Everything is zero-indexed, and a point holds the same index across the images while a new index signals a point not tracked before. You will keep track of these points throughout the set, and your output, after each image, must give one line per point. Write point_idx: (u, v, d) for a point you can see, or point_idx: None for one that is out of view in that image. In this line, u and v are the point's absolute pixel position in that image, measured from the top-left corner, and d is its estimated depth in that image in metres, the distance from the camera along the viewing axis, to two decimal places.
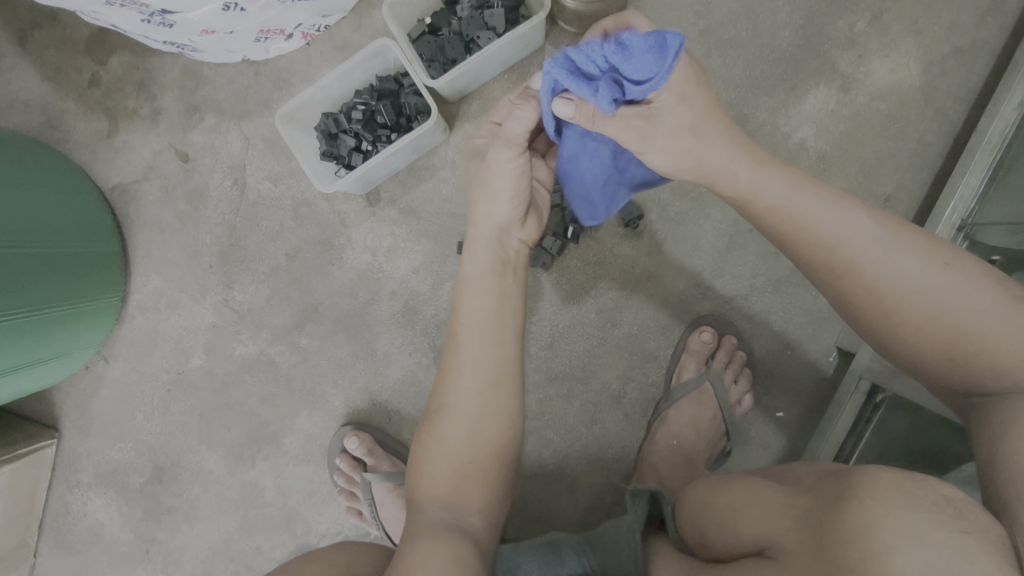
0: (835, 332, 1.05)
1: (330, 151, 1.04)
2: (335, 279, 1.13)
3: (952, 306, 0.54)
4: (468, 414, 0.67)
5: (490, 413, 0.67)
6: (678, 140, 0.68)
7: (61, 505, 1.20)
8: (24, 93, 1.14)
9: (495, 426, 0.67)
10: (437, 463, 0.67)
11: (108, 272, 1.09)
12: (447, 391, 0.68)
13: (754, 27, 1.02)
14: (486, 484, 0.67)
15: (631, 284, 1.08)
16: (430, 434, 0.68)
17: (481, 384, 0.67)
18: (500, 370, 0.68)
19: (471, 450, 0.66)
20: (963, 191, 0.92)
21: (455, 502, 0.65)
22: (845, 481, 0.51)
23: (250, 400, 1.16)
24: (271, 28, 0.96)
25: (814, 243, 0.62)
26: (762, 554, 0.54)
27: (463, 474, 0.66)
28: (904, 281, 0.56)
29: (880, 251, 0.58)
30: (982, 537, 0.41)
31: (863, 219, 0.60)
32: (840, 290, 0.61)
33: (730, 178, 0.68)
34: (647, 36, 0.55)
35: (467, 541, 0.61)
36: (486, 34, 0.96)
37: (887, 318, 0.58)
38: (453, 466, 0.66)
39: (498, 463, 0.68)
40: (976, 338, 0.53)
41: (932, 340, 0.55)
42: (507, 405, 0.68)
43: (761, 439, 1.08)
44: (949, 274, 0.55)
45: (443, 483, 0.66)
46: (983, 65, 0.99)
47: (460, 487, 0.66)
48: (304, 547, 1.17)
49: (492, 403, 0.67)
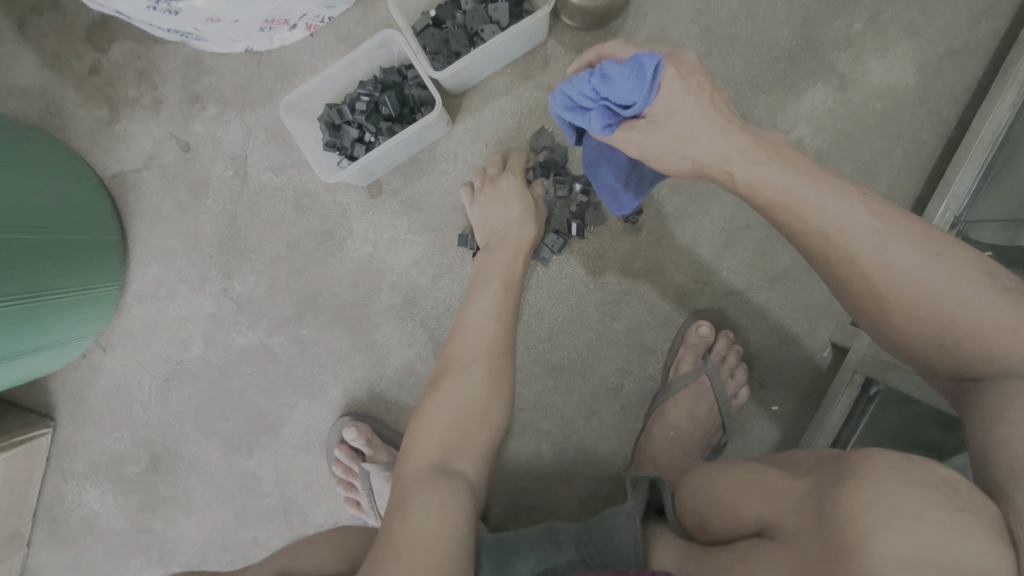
0: (830, 327, 1.07)
1: (333, 142, 1.04)
2: (335, 270, 1.13)
3: (941, 296, 0.56)
4: (483, 368, 0.77)
5: (501, 374, 0.78)
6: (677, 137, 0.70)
7: (56, 495, 1.20)
8: (24, 80, 1.14)
9: (502, 383, 0.77)
10: (451, 409, 0.73)
11: (107, 260, 1.09)
12: (461, 352, 0.79)
13: (754, 26, 1.04)
14: (480, 441, 0.73)
15: (630, 278, 1.09)
16: (449, 385, 0.76)
17: (492, 345, 0.79)
18: (505, 338, 0.81)
19: (485, 399, 0.75)
20: (956, 189, 0.94)
21: (456, 443, 0.71)
22: (844, 464, 0.52)
23: (248, 391, 1.16)
24: (275, 18, 0.96)
25: (813, 233, 0.64)
26: (762, 535, 0.55)
27: (471, 418, 0.73)
28: (895, 270, 0.58)
29: (874, 242, 0.60)
30: (978, 516, 0.42)
31: (860, 212, 0.61)
32: (837, 276, 0.63)
33: (730, 170, 0.70)
34: (627, 65, 0.64)
35: (456, 487, 0.66)
36: (490, 27, 0.97)
37: (881, 305, 0.60)
38: (464, 414, 0.73)
39: (495, 417, 0.75)
40: (963, 325, 0.55)
41: (923, 327, 0.57)
42: (507, 369, 0.79)
43: (756, 432, 1.09)
44: (937, 266, 0.57)
45: (449, 436, 0.72)
46: (977, 67, 1.01)
47: (464, 437, 0.72)
48: (301, 537, 1.18)
49: (501, 364, 0.78)
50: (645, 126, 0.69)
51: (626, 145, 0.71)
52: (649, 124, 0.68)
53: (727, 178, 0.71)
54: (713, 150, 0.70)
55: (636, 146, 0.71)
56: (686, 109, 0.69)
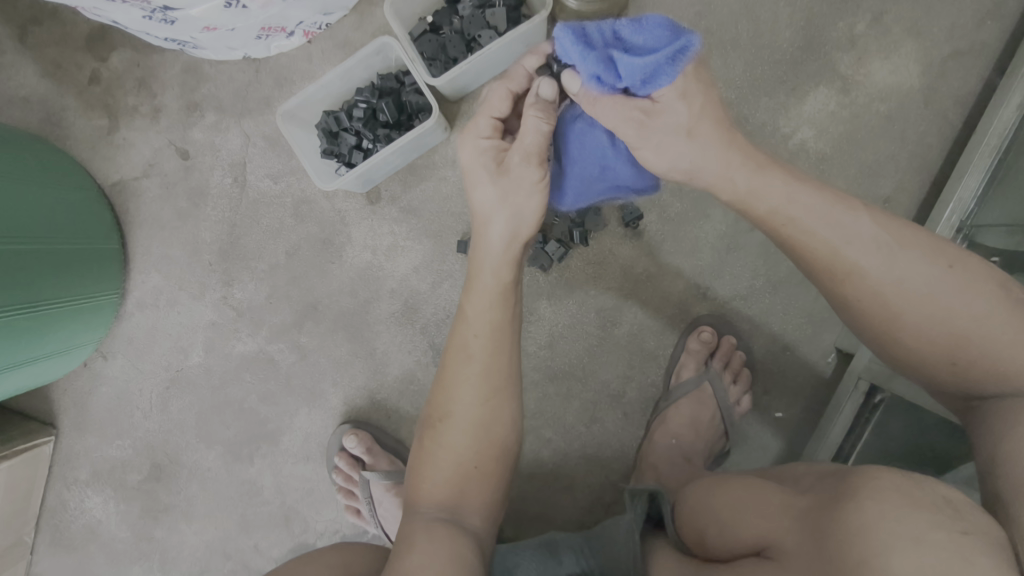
0: (834, 333, 1.05)
1: (330, 149, 1.03)
2: (335, 277, 1.13)
3: (952, 313, 0.55)
4: (472, 420, 0.69)
5: (494, 419, 0.70)
6: (672, 143, 0.66)
7: (58, 503, 1.20)
8: (24, 89, 1.14)
9: (499, 429, 0.70)
10: (442, 466, 0.68)
11: (108, 269, 1.09)
12: (451, 396, 0.70)
13: (755, 28, 1.02)
14: (483, 484, 0.69)
15: (631, 285, 1.08)
16: (438, 442, 0.69)
17: (484, 395, 0.69)
18: (502, 378, 0.71)
19: (477, 454, 0.68)
20: (962, 193, 0.93)
21: (454, 499, 0.67)
22: (843, 482, 0.51)
23: (249, 399, 1.16)
24: (272, 26, 0.96)
25: (819, 248, 0.61)
26: (759, 555, 0.54)
27: (464, 475, 0.68)
28: (907, 285, 0.57)
29: (882, 256, 0.58)
30: (982, 538, 0.41)
31: (866, 226, 0.60)
32: (842, 294, 0.61)
33: (727, 183, 0.67)
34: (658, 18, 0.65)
35: (461, 538, 0.63)
36: (487, 33, 0.96)
37: (889, 324, 0.58)
38: (458, 472, 0.68)
39: (497, 464, 0.69)
40: (977, 343, 0.54)
41: (932, 344, 0.56)
42: (506, 411, 0.71)
43: (759, 439, 1.08)
44: (949, 280, 0.56)
45: (444, 486, 0.67)
46: (983, 68, 1.00)
47: (461, 489, 0.67)
48: (302, 545, 1.17)
49: (497, 409, 0.70)
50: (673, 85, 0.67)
51: (622, 131, 0.67)
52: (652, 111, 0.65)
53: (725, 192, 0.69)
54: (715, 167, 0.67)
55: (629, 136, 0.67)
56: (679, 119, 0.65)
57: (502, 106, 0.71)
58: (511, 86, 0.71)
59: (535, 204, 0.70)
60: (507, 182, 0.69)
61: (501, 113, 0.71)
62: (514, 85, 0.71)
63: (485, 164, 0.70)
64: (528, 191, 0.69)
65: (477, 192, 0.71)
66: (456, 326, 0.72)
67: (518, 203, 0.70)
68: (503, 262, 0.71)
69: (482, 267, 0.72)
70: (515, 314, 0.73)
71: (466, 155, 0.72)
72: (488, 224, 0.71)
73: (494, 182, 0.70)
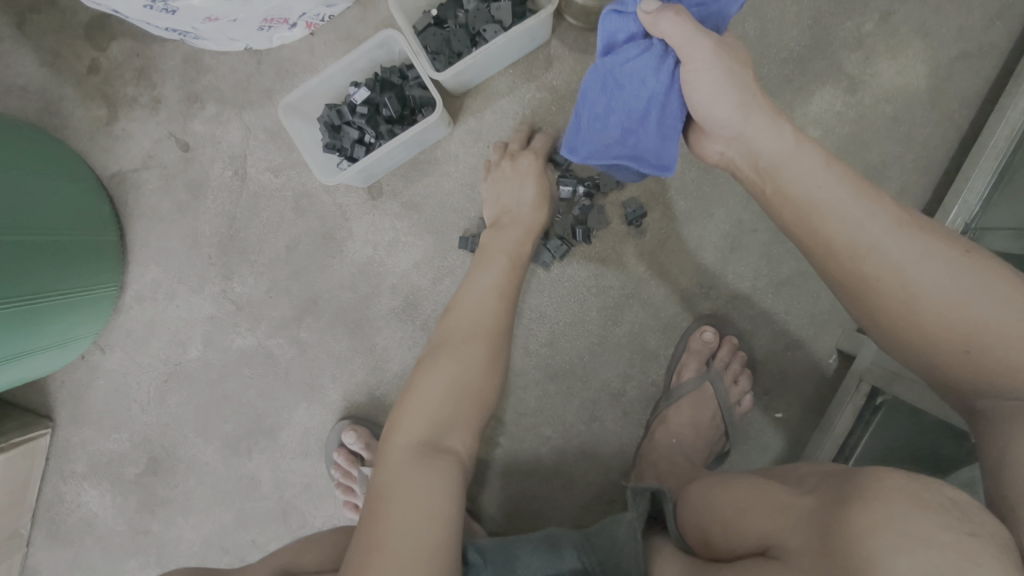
0: (836, 334, 1.05)
1: (333, 143, 1.02)
2: (335, 272, 1.12)
3: (970, 295, 0.54)
4: (477, 352, 0.75)
5: (493, 354, 0.76)
6: (739, 73, 0.68)
7: (54, 495, 1.19)
8: (22, 78, 1.13)
9: (495, 365, 0.76)
10: (436, 389, 0.71)
11: (106, 261, 1.08)
12: (452, 337, 0.77)
13: (762, 26, 1.02)
14: (472, 407, 0.72)
15: (633, 282, 1.08)
16: (436, 364, 0.74)
17: (479, 330, 0.77)
18: (498, 320, 0.80)
19: (477, 371, 0.74)
20: (967, 195, 0.92)
21: (446, 420, 0.70)
22: (849, 483, 0.51)
23: (248, 393, 1.15)
24: (275, 17, 0.95)
25: (841, 218, 0.61)
26: (764, 555, 0.54)
27: (464, 395, 0.72)
28: (928, 264, 0.56)
29: (900, 235, 0.59)
30: (989, 541, 0.41)
31: (885, 206, 0.61)
32: (859, 272, 0.60)
33: (775, 137, 0.68)
34: None
35: (450, 462, 0.66)
36: (492, 27, 0.95)
37: (909, 307, 0.57)
38: (448, 395, 0.71)
39: (490, 392, 0.74)
40: (993, 332, 0.52)
41: (949, 334, 0.55)
42: (497, 348, 0.77)
43: (759, 440, 1.08)
44: (968, 264, 0.56)
45: (440, 403, 0.70)
46: (990, 70, 0.99)
47: (452, 414, 0.70)
48: (300, 540, 1.17)
49: (494, 350, 0.77)
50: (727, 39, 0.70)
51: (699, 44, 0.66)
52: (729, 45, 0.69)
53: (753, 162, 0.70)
54: (755, 127, 0.68)
55: (711, 48, 0.66)
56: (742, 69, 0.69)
57: None
58: None
59: None
60: None
61: None
62: None
63: None
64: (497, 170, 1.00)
65: None
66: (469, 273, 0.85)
67: None
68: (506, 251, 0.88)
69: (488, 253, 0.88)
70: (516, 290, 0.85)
71: None
72: None
73: None
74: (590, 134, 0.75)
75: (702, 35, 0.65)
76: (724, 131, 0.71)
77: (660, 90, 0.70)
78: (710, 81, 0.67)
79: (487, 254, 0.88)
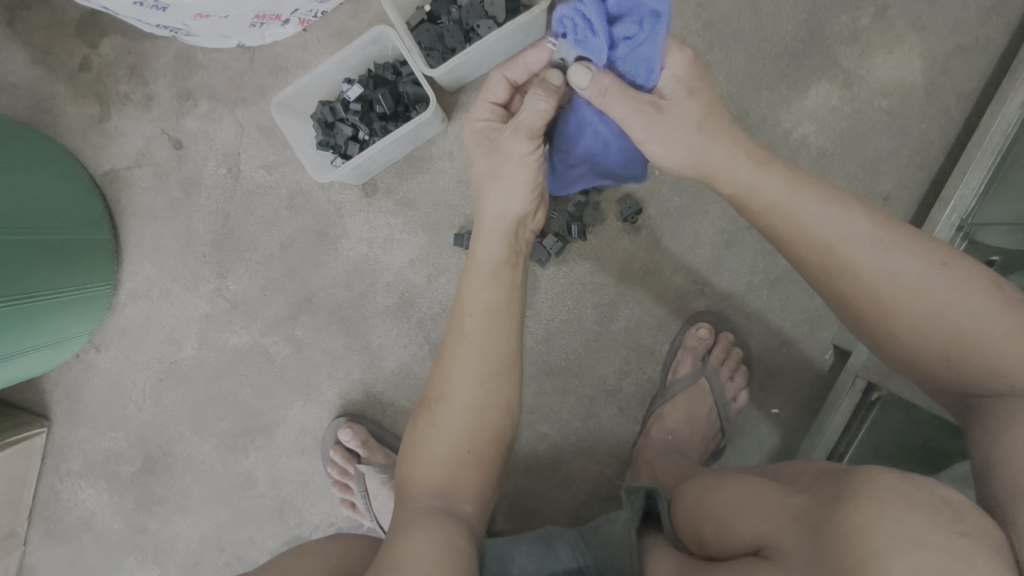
0: (831, 330, 1.05)
1: (326, 140, 1.02)
2: (330, 270, 1.11)
3: (944, 309, 0.54)
4: (469, 402, 0.68)
5: (490, 404, 0.69)
6: (681, 133, 0.67)
7: (50, 495, 1.19)
8: (13, 76, 1.12)
9: (494, 414, 0.69)
10: (435, 450, 0.68)
11: (99, 260, 1.07)
12: (445, 378, 0.69)
13: (758, 21, 1.01)
14: (475, 469, 0.68)
15: (629, 279, 1.07)
16: (427, 422, 0.69)
17: (480, 376, 0.68)
18: (501, 360, 0.70)
19: (468, 438, 0.68)
20: (963, 189, 0.92)
21: (448, 485, 0.67)
22: (841, 483, 0.51)
23: (243, 391, 1.15)
24: (267, 13, 0.94)
25: (815, 240, 0.61)
26: (758, 554, 0.54)
27: (459, 461, 0.67)
28: (901, 281, 0.57)
29: (876, 251, 0.58)
30: (981, 540, 0.41)
31: (861, 222, 0.60)
32: (838, 289, 0.61)
33: (728, 175, 0.67)
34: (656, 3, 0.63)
35: (454, 526, 0.63)
36: (485, 23, 0.94)
37: (887, 320, 0.58)
38: (450, 456, 0.67)
39: (491, 449, 0.69)
40: (974, 340, 0.53)
41: (929, 341, 0.56)
42: (503, 396, 0.70)
43: (755, 436, 1.08)
44: (944, 276, 0.56)
45: (439, 471, 0.67)
46: (986, 65, 0.99)
47: (456, 476, 0.67)
48: (297, 538, 1.17)
49: (494, 393, 0.69)
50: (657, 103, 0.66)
51: (632, 122, 0.67)
52: (661, 104, 0.66)
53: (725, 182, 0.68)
54: (711, 157, 0.67)
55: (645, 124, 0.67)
56: (688, 112, 0.67)
57: (500, 92, 0.74)
58: (507, 72, 0.73)
59: (525, 178, 0.70)
60: (505, 159, 0.70)
61: (500, 99, 0.75)
62: (511, 73, 0.73)
63: (481, 143, 0.73)
64: (517, 163, 0.69)
65: (476, 166, 0.74)
66: (459, 302, 0.72)
67: (509, 177, 0.70)
68: (499, 237, 0.73)
69: (479, 242, 0.73)
70: (514, 297, 0.72)
71: (467, 136, 0.75)
72: (486, 201, 0.73)
73: (488, 156, 0.72)
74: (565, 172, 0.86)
75: (629, 116, 0.66)
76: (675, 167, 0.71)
77: (611, 134, 0.78)
78: (654, 150, 0.69)
79: (478, 240, 0.74)
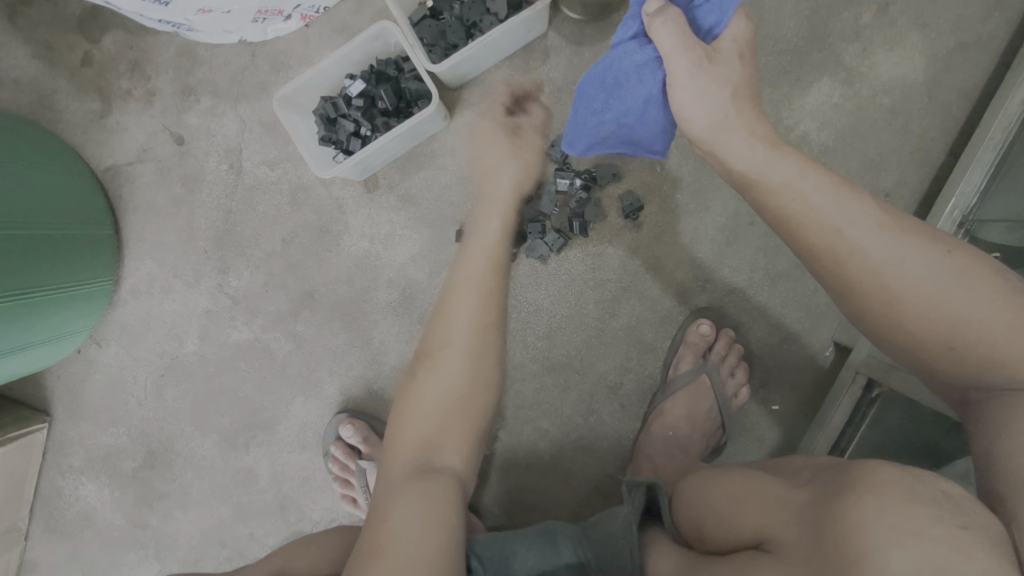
0: (832, 326, 1.05)
1: (328, 137, 1.02)
2: (332, 265, 1.12)
3: (949, 295, 0.54)
4: (464, 349, 0.69)
5: (484, 354, 0.69)
6: (715, 88, 0.69)
7: (52, 489, 1.19)
8: (15, 71, 1.12)
9: (484, 364, 0.69)
10: (430, 400, 0.67)
11: (101, 255, 1.07)
12: (443, 328, 0.70)
13: (760, 17, 1.01)
14: (465, 421, 0.67)
15: (630, 275, 1.08)
16: (425, 370, 0.68)
17: (474, 325, 0.70)
18: (494, 313, 0.72)
19: (462, 386, 0.67)
20: (964, 187, 0.92)
21: (436, 438, 0.65)
22: (842, 476, 0.51)
23: (244, 386, 1.15)
24: (269, 9, 0.94)
25: (821, 226, 0.61)
26: (758, 548, 0.54)
27: (450, 410, 0.66)
28: (908, 266, 0.57)
29: (882, 238, 0.58)
30: (981, 534, 0.41)
31: (867, 209, 0.60)
32: (841, 277, 0.61)
33: (745, 151, 0.69)
34: None
35: (445, 487, 0.61)
36: (488, 18, 0.95)
37: (891, 306, 0.57)
38: (443, 406, 0.66)
39: (479, 399, 0.68)
40: (975, 329, 0.53)
41: (931, 330, 0.55)
42: (491, 347, 0.70)
43: (756, 433, 1.08)
44: (950, 264, 0.56)
45: (429, 423, 0.66)
46: (987, 62, 0.99)
47: (446, 428, 0.66)
48: (298, 533, 1.17)
49: (485, 344, 0.70)
50: (707, 55, 0.69)
51: (679, 59, 0.68)
52: (712, 57, 0.69)
53: (740, 159, 0.69)
54: (729, 142, 0.70)
55: (689, 65, 0.68)
56: (731, 73, 0.70)
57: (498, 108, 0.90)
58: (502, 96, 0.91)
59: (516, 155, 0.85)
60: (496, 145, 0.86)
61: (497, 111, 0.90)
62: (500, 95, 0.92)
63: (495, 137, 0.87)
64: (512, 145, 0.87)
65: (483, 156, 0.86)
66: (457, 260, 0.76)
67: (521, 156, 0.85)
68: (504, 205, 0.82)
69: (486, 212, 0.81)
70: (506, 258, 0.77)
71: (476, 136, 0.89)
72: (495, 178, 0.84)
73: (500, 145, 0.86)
74: (588, 125, 0.84)
75: (681, 51, 0.68)
76: (702, 141, 0.73)
77: (650, 97, 0.76)
78: (687, 98, 0.70)
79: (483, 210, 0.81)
